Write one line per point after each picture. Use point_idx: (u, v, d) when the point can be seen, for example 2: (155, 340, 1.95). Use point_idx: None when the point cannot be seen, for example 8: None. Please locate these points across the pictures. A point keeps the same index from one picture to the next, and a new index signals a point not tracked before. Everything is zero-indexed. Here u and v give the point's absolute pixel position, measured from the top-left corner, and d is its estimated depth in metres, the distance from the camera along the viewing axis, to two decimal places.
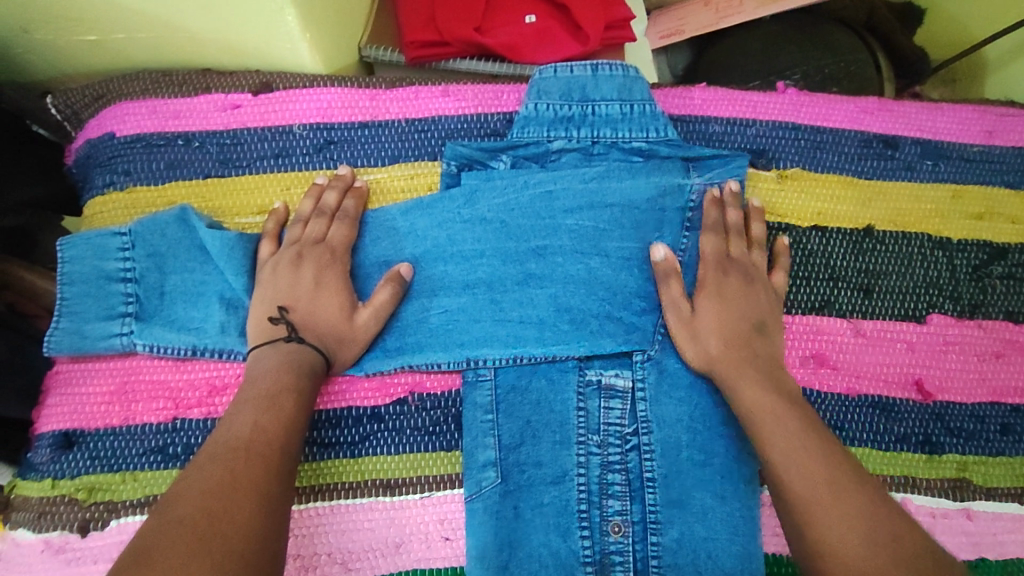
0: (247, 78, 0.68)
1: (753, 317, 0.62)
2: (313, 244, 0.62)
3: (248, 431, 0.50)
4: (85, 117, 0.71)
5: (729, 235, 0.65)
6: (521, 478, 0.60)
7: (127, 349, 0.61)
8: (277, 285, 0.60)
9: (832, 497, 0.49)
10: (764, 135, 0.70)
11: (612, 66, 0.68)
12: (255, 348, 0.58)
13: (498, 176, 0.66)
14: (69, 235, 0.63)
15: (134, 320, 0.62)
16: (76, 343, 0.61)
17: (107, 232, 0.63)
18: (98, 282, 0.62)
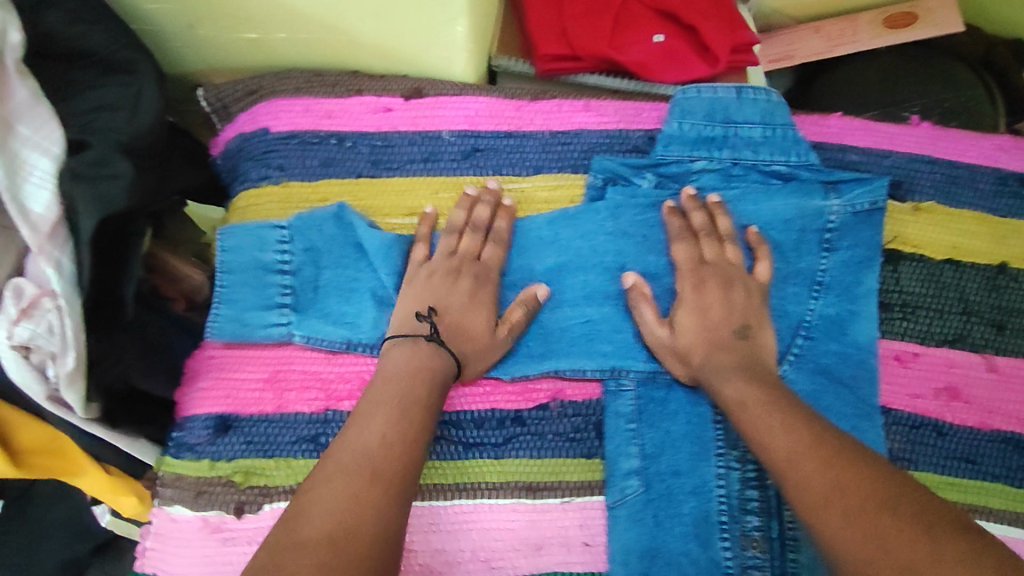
0: (399, 84, 0.70)
1: (728, 319, 0.61)
2: (471, 259, 0.64)
3: (380, 448, 0.51)
4: (233, 111, 0.73)
5: (699, 237, 0.64)
6: (662, 487, 0.62)
7: (283, 337, 0.65)
8: (434, 285, 0.62)
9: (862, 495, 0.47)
10: (900, 166, 0.71)
11: (756, 90, 0.69)
12: (390, 345, 0.60)
13: (642, 193, 0.67)
14: (231, 225, 0.67)
15: (291, 312, 0.65)
16: (237, 330, 0.65)
17: (267, 225, 0.66)
18: (257, 272, 0.66)
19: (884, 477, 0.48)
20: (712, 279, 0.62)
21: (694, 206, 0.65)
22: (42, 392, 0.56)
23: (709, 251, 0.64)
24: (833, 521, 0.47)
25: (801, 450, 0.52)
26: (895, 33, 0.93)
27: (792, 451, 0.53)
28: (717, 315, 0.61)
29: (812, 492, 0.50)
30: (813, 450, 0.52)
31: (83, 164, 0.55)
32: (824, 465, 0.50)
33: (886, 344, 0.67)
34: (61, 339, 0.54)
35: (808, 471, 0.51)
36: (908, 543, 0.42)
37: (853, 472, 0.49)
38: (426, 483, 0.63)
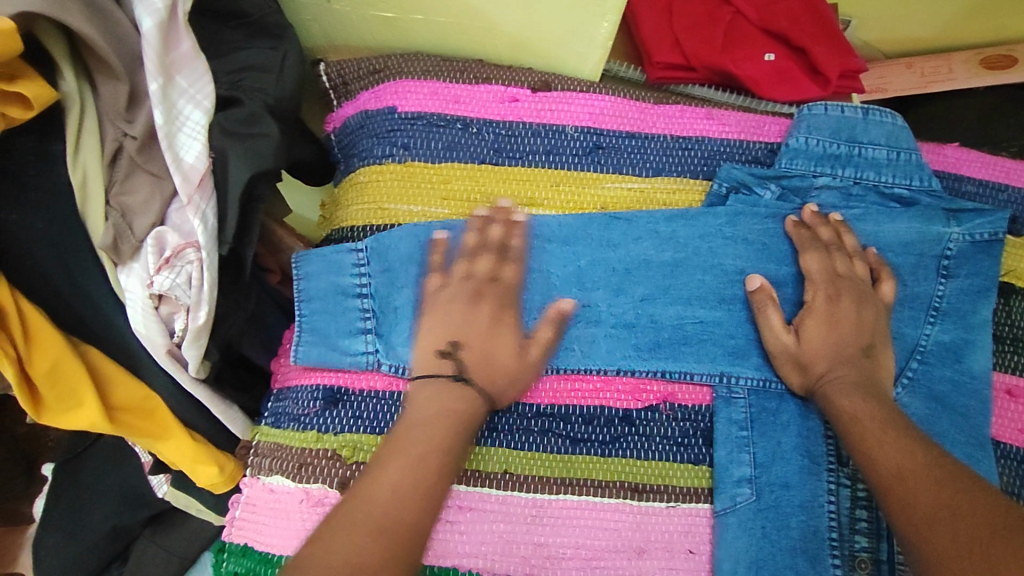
0: (526, 76, 0.71)
1: (855, 335, 0.61)
2: (489, 283, 0.61)
3: (384, 498, 0.49)
4: (354, 89, 0.73)
5: (831, 251, 0.65)
6: (772, 498, 0.59)
7: (371, 364, 0.61)
8: (452, 319, 0.59)
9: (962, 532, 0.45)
10: (1015, 201, 0.71)
11: (882, 113, 0.70)
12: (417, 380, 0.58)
13: (764, 204, 0.67)
14: (305, 250, 0.64)
15: (377, 337, 0.62)
16: (322, 357, 0.62)
17: (342, 248, 0.63)
18: (335, 297, 0.63)
19: (1000, 505, 0.46)
20: (849, 293, 0.62)
21: (820, 221, 0.66)
22: (164, 345, 0.55)
23: (841, 265, 0.64)
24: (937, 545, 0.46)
25: (913, 468, 0.51)
26: (995, 73, 0.93)
27: (904, 468, 0.51)
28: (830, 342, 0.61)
29: (919, 515, 0.48)
30: (927, 470, 0.51)
31: (231, 121, 0.55)
32: (923, 495, 0.49)
33: (999, 376, 0.66)
34: (199, 292, 0.53)
35: (920, 489, 0.49)
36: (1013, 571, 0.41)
37: (965, 497, 0.47)
38: (528, 475, 0.60)
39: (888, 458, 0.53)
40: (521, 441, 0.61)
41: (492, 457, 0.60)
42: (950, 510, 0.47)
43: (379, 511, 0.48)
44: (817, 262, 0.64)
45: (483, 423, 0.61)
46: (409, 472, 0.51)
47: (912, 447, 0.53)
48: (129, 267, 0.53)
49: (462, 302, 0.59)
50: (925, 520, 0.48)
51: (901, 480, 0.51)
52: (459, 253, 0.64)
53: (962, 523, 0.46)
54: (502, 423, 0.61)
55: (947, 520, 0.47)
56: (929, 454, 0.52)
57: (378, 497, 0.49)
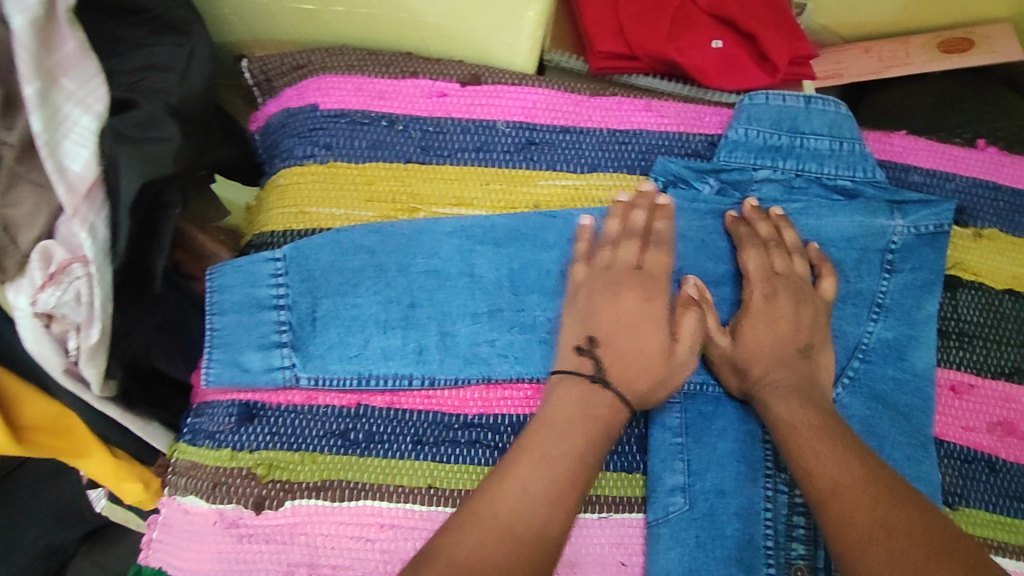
0: (456, 69, 0.68)
1: (795, 335, 0.59)
2: (629, 271, 0.60)
3: (518, 501, 0.48)
4: (277, 85, 0.70)
5: (770, 247, 0.62)
6: (707, 507, 0.57)
7: (288, 382, 0.59)
8: (590, 314, 0.58)
9: (903, 552, 0.43)
10: (963, 190, 0.69)
11: (825, 101, 0.67)
12: (557, 373, 0.57)
13: (702, 199, 0.65)
14: (219, 263, 0.61)
15: (292, 352, 0.59)
16: (236, 376, 0.59)
17: (258, 258, 0.61)
18: (251, 310, 0.60)
19: (939, 525, 0.45)
20: (636, 287, 0.59)
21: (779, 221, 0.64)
22: (60, 363, 0.52)
23: (780, 262, 0.62)
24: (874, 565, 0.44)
25: (848, 481, 0.49)
26: (950, 58, 0.91)
27: (841, 480, 0.49)
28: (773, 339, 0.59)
29: (855, 533, 0.46)
30: (864, 481, 0.49)
31: (127, 125, 0.51)
32: (859, 512, 0.47)
33: (945, 373, 0.65)
34: (89, 309, 0.50)
35: (854, 503, 0.48)
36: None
37: (902, 513, 0.46)
38: (453, 489, 0.57)
39: (826, 470, 0.50)
40: (447, 454, 0.58)
41: (415, 471, 0.57)
42: (889, 526, 0.45)
43: (511, 506, 0.48)
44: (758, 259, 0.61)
45: (404, 435, 0.58)
46: (545, 472, 0.50)
47: (854, 463, 0.50)
48: (16, 283, 0.50)
49: (604, 295, 0.59)
50: (859, 539, 0.46)
51: (839, 499, 0.49)
52: (383, 258, 0.62)
53: (902, 542, 0.44)
54: (426, 435, 0.59)
55: (886, 538, 0.45)
56: (862, 462, 0.50)
57: (508, 498, 0.48)
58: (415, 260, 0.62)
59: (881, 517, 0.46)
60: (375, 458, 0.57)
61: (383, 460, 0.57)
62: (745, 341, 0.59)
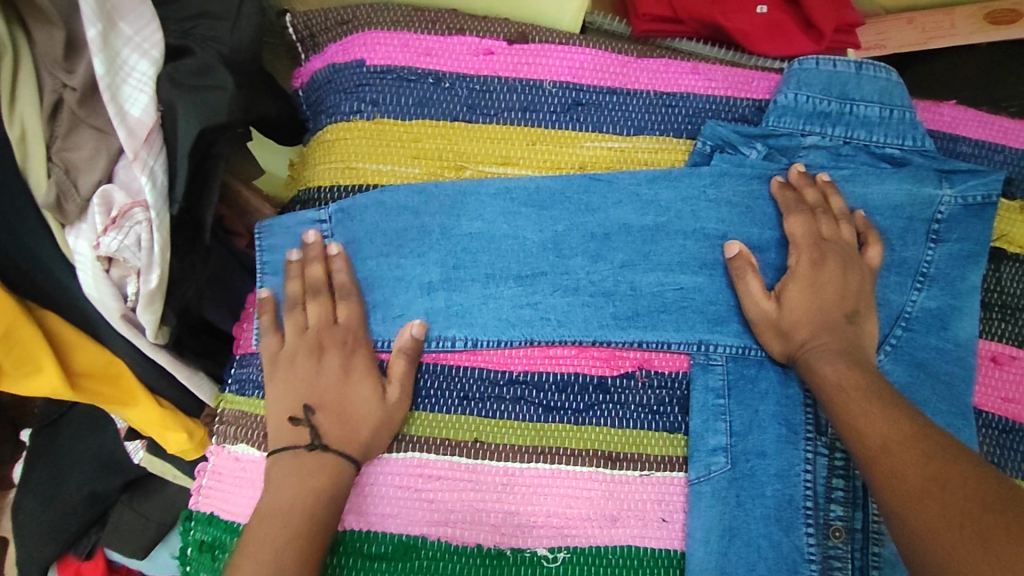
0: (502, 26, 0.67)
1: (839, 301, 0.59)
2: (325, 327, 0.59)
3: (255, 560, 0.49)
4: (321, 42, 0.69)
5: (819, 213, 0.62)
6: (747, 467, 0.58)
7: None
8: (298, 376, 0.57)
9: (959, 504, 0.44)
10: (1012, 162, 0.68)
11: (876, 67, 0.66)
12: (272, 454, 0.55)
13: (749, 164, 0.64)
14: (267, 220, 0.63)
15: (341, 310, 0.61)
16: None
17: (306, 219, 0.62)
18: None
19: (990, 476, 0.45)
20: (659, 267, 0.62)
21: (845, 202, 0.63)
22: (119, 309, 0.53)
23: (827, 229, 0.61)
24: (928, 519, 0.44)
25: (898, 440, 0.50)
26: (997, 28, 0.89)
27: (890, 439, 0.50)
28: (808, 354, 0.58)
29: (905, 490, 0.47)
30: (913, 440, 0.49)
31: (182, 73, 0.51)
32: (910, 469, 0.48)
33: (987, 344, 0.65)
34: (149, 254, 0.50)
35: (903, 462, 0.48)
36: (1009, 543, 0.40)
37: (955, 471, 0.46)
38: (501, 444, 0.59)
39: (874, 430, 0.51)
40: (491, 409, 0.60)
41: (461, 425, 0.59)
42: (941, 480, 0.46)
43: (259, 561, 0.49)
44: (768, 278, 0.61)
45: (453, 391, 0.60)
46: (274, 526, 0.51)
47: (905, 424, 0.51)
48: (78, 228, 0.51)
49: (304, 360, 0.57)
50: (913, 495, 0.46)
51: (889, 459, 0.49)
52: (426, 218, 0.63)
53: (955, 494, 0.44)
54: (472, 391, 0.60)
55: (940, 490, 0.45)
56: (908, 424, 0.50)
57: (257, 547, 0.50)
58: (459, 222, 0.63)
59: (933, 472, 0.47)
60: (423, 413, 0.59)
61: (431, 414, 0.59)
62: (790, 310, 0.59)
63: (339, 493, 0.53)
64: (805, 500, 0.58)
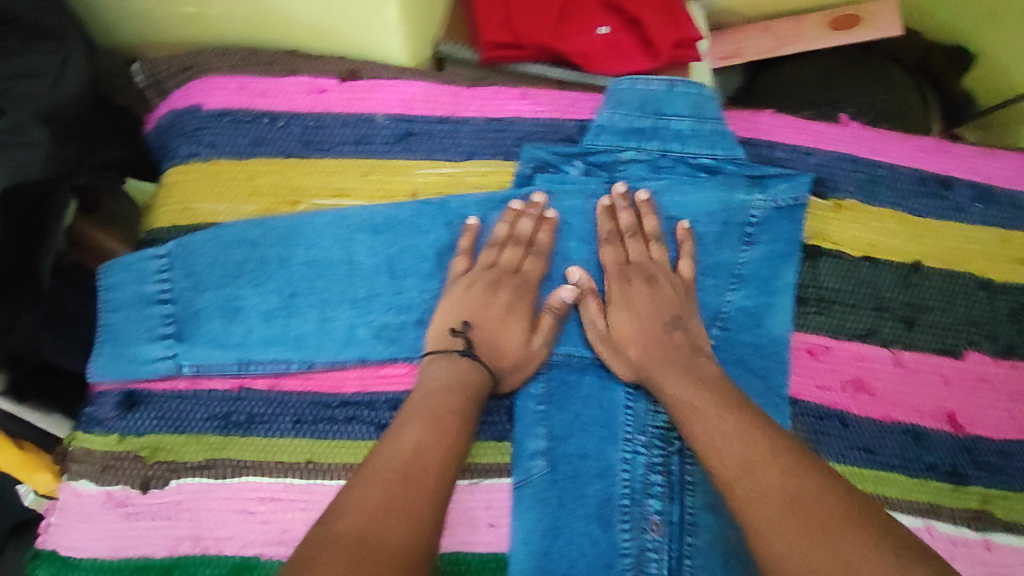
0: (334, 65, 0.70)
1: (658, 312, 0.64)
2: (509, 273, 0.66)
3: (407, 452, 0.54)
4: (169, 87, 0.72)
5: (625, 232, 0.67)
6: (567, 468, 0.64)
7: (169, 371, 0.64)
8: (470, 303, 0.64)
9: (785, 488, 0.48)
10: (825, 164, 0.73)
11: (688, 84, 0.70)
12: (429, 356, 0.63)
13: (569, 180, 0.69)
14: (110, 262, 0.65)
15: (176, 343, 0.64)
16: (121, 369, 0.64)
17: (144, 256, 0.65)
18: (139, 306, 0.65)
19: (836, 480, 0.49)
20: (502, 285, 0.65)
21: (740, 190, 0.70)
22: None
23: (634, 252, 0.67)
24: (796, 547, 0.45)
25: (757, 459, 0.51)
26: (839, 34, 0.94)
27: (716, 435, 0.54)
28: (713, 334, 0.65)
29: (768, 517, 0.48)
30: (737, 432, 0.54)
31: None
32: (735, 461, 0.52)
33: (803, 336, 0.69)
34: None
35: (760, 483, 0.50)
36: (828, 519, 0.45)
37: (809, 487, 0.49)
38: (333, 463, 0.63)
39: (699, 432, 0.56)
40: (324, 431, 0.64)
41: (296, 448, 0.63)
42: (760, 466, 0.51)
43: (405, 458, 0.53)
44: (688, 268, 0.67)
45: (285, 415, 0.64)
46: (433, 429, 0.56)
47: (722, 414, 0.56)
48: None
49: (482, 288, 0.65)
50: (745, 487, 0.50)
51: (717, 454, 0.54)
52: (264, 250, 0.66)
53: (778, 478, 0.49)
54: (305, 414, 0.64)
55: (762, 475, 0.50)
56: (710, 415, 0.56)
57: (397, 453, 0.54)
58: (295, 252, 0.66)
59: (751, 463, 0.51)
60: (256, 437, 0.63)
61: (264, 439, 0.63)
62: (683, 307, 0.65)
63: (471, 388, 0.60)
64: (620, 495, 0.64)
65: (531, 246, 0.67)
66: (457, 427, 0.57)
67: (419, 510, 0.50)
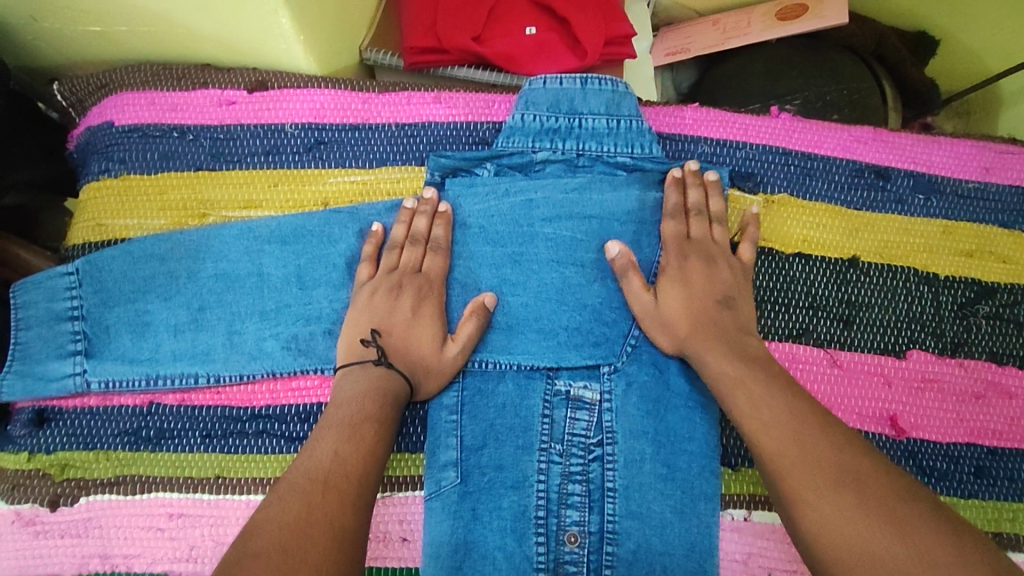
0: (243, 76, 0.70)
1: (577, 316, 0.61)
2: (411, 273, 0.64)
3: (326, 460, 0.52)
4: (89, 105, 0.73)
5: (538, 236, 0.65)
6: (481, 480, 0.60)
7: (78, 388, 0.63)
8: (376, 309, 0.62)
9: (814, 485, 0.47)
10: (753, 158, 0.70)
11: (602, 80, 0.68)
12: (344, 367, 0.60)
13: (481, 183, 0.67)
14: (23, 280, 0.65)
15: (85, 359, 0.63)
16: (31, 387, 0.63)
17: (55, 273, 0.65)
18: (50, 323, 0.64)
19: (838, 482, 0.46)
20: (411, 289, 0.63)
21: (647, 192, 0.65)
22: None
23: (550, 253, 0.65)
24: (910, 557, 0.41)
25: (781, 447, 0.50)
26: (786, 25, 0.90)
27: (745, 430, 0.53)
28: (701, 255, 0.63)
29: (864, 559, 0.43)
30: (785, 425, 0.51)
31: None
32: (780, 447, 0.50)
33: None
34: None
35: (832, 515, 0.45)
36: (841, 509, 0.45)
37: (816, 503, 0.47)
38: (242, 477, 0.61)
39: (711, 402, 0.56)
40: (233, 445, 0.62)
41: (204, 462, 0.61)
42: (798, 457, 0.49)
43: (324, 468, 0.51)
44: (675, 190, 0.66)
45: (195, 430, 0.62)
46: (349, 439, 0.54)
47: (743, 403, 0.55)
48: None
49: (386, 294, 0.62)
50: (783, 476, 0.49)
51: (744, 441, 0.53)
52: (173, 264, 0.65)
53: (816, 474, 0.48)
54: (215, 429, 0.62)
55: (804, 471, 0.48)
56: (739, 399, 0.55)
57: (316, 459, 0.52)
58: (204, 265, 0.65)
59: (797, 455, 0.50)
60: (165, 453, 0.62)
61: (173, 454, 0.61)
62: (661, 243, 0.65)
63: (389, 396, 0.57)
64: (538, 504, 0.60)
65: (442, 250, 0.65)
66: (373, 431, 0.55)
67: (336, 519, 0.48)
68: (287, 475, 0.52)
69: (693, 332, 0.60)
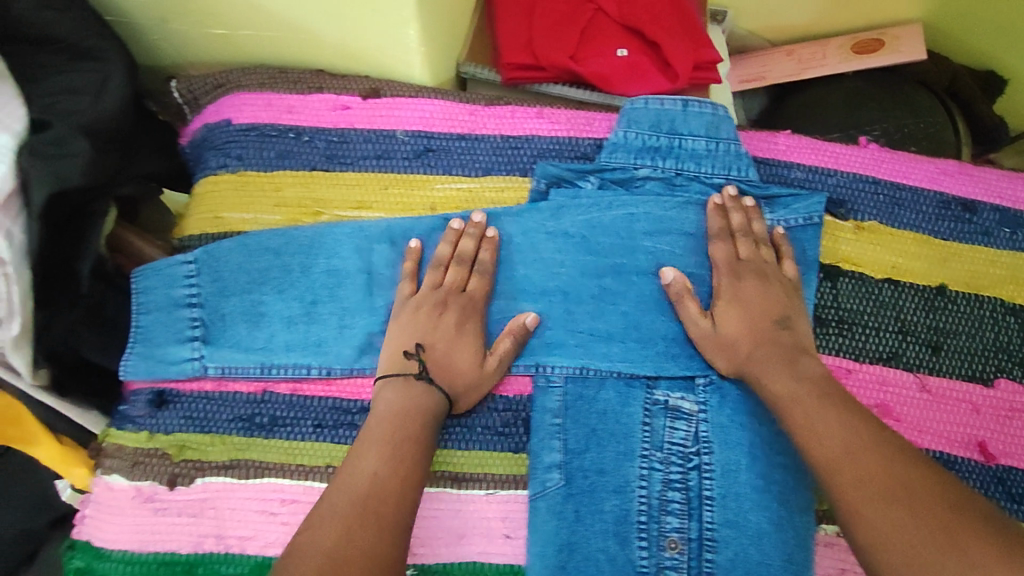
0: (359, 83, 0.74)
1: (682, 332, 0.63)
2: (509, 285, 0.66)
3: (370, 483, 0.54)
4: (203, 103, 0.76)
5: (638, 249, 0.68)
6: (584, 483, 0.62)
7: (195, 372, 0.65)
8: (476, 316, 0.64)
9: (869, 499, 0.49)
10: (844, 185, 0.72)
11: (702, 104, 0.71)
12: (382, 377, 0.62)
13: (584, 196, 0.69)
14: (143, 266, 0.68)
15: (203, 345, 0.66)
16: (152, 368, 0.66)
17: (174, 261, 0.67)
18: (170, 309, 0.67)
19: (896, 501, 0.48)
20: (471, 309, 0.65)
21: (734, 205, 0.68)
22: None
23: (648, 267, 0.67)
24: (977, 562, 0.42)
25: (853, 457, 0.52)
26: (862, 59, 0.94)
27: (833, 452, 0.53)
28: (761, 280, 0.65)
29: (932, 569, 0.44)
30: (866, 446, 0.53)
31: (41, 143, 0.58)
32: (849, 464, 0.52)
33: (825, 360, 0.67)
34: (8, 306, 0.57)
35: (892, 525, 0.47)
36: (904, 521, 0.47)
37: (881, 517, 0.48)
38: None
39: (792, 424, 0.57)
40: (343, 436, 0.64)
41: (317, 451, 0.63)
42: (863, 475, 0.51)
43: (364, 493, 0.53)
44: (716, 216, 0.68)
45: (307, 419, 0.64)
46: (388, 461, 0.56)
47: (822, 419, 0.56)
48: None
49: (448, 315, 0.64)
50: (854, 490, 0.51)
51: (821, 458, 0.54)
52: (287, 258, 0.68)
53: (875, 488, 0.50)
54: (326, 419, 0.64)
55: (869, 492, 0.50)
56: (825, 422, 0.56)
57: (360, 482, 0.54)
58: (316, 261, 0.68)
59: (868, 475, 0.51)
60: (278, 440, 0.64)
61: (285, 441, 0.64)
62: (756, 255, 0.67)
63: (419, 417, 0.59)
64: (638, 510, 0.61)
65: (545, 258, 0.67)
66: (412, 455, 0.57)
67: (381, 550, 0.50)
68: (328, 492, 0.54)
69: (758, 350, 0.62)
